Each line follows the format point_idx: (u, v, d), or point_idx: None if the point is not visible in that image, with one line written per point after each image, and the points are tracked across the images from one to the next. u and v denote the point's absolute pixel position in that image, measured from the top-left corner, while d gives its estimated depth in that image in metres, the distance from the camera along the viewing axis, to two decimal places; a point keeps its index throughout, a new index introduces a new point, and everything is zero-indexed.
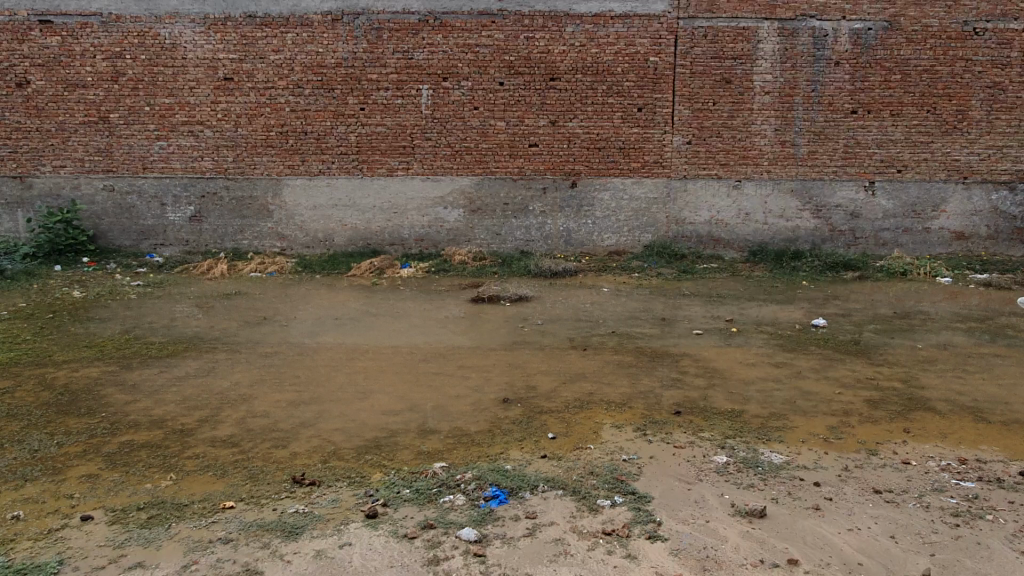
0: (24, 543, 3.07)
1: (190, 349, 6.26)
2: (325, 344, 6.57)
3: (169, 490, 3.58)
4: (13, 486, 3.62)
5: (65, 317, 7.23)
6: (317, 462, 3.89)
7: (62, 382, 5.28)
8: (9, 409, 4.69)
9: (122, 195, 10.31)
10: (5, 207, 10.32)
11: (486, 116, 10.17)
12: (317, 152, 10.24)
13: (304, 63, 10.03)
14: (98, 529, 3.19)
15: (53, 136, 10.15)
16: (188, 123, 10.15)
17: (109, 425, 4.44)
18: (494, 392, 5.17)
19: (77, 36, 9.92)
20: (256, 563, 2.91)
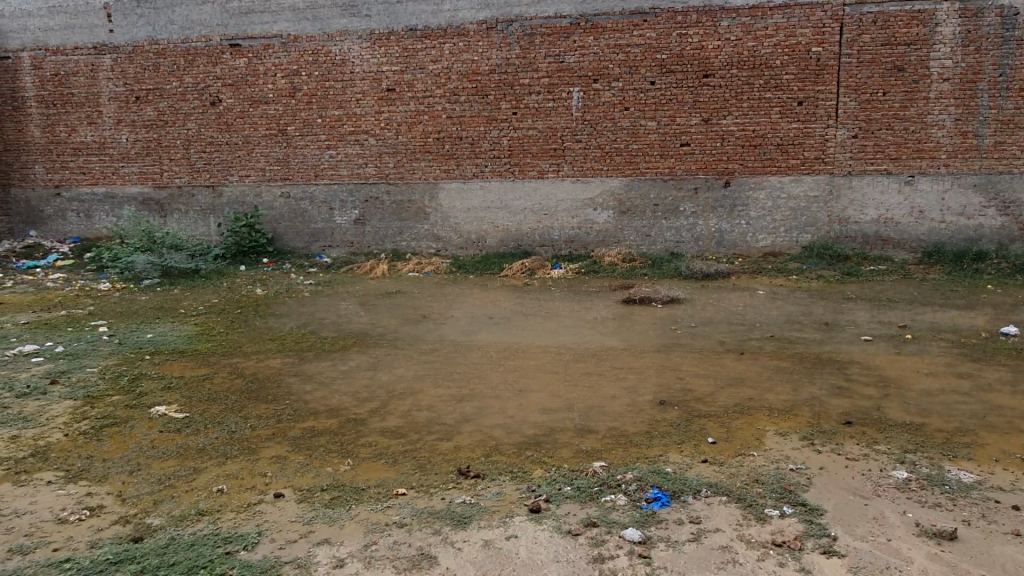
0: (229, 514, 3.43)
1: (359, 344, 6.69)
2: (480, 342, 6.79)
3: (347, 474, 3.86)
4: (217, 463, 4.04)
5: (250, 312, 7.96)
6: (480, 456, 4.04)
7: (252, 371, 5.83)
8: (210, 394, 5.23)
9: (297, 201, 11.19)
10: (199, 213, 11.52)
11: (637, 116, 10.08)
12: (471, 156, 10.59)
13: (460, 72, 10.42)
14: (290, 506, 3.49)
15: (239, 148, 11.20)
16: (354, 132, 10.85)
17: (293, 412, 4.86)
18: (649, 394, 5.13)
19: (262, 57, 10.89)
20: (429, 548, 3.07)
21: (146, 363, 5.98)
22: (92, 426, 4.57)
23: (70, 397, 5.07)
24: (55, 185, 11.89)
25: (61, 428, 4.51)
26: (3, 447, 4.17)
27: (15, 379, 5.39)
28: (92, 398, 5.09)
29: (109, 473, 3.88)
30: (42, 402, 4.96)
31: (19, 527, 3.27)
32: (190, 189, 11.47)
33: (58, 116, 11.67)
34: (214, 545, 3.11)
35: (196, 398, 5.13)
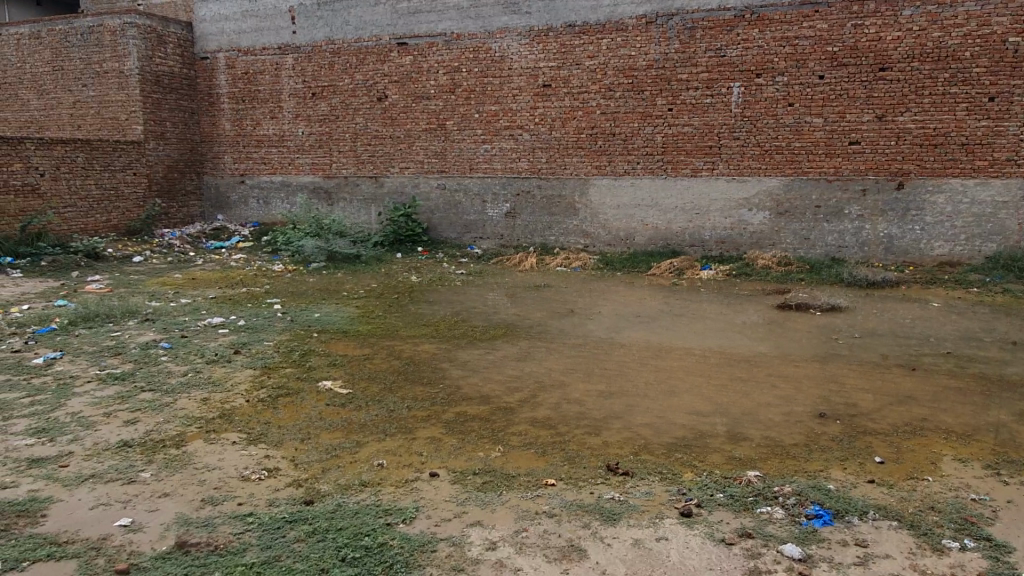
0: (389, 487, 3.63)
1: (508, 335, 6.84)
2: (628, 340, 6.74)
3: (498, 460, 3.97)
4: (377, 438, 4.29)
5: (405, 298, 8.36)
6: (629, 454, 4.02)
7: (408, 354, 6.12)
8: (370, 373, 5.56)
9: (452, 193, 11.59)
10: (362, 202, 12.22)
11: (802, 112, 9.56)
12: (624, 153, 10.51)
13: (616, 67, 10.35)
14: (444, 486, 3.64)
15: (401, 142, 11.77)
16: (509, 127, 11.08)
17: (447, 396, 5.06)
18: (807, 405, 4.88)
19: (426, 54, 11.37)
20: (579, 541, 3.10)
21: (315, 340, 6.44)
22: (269, 394, 4.99)
23: (251, 367, 5.56)
24: (239, 174, 13.06)
25: (244, 394, 4.96)
26: (196, 408, 4.65)
27: (205, 348, 5.99)
28: (269, 369, 5.55)
29: (284, 439, 4.22)
30: (228, 369, 5.47)
31: (210, 481, 3.63)
32: (355, 180, 12.19)
33: (245, 111, 12.80)
34: (376, 515, 3.30)
35: (358, 376, 5.47)
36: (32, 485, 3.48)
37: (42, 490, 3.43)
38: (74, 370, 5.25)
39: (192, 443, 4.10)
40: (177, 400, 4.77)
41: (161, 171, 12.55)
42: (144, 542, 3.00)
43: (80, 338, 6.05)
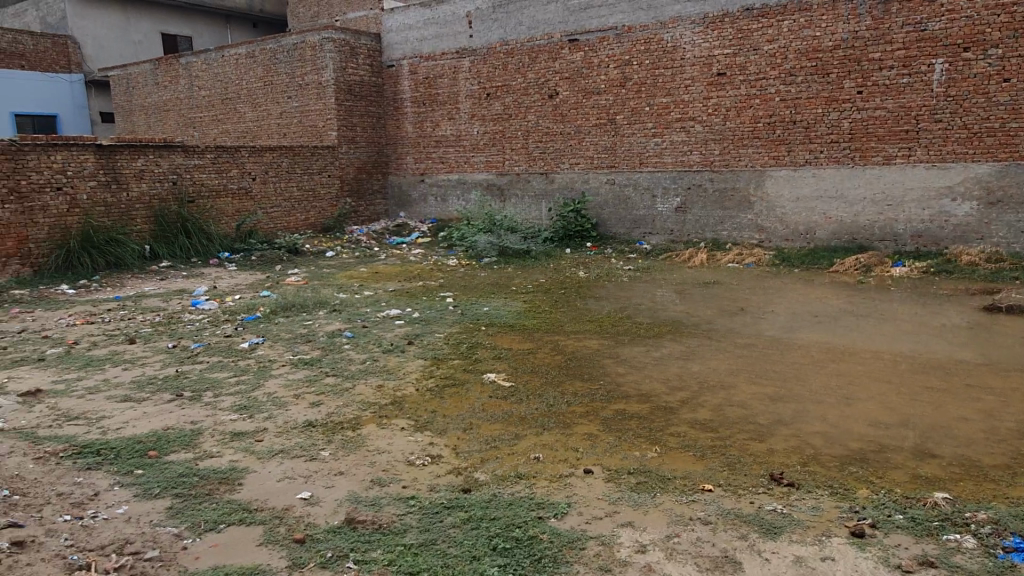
0: (543, 481, 3.69)
1: (673, 332, 6.67)
2: (803, 341, 6.31)
3: (654, 461, 3.89)
4: (535, 432, 4.37)
5: (572, 293, 8.42)
6: (795, 464, 3.78)
7: (570, 350, 6.17)
8: (532, 367, 5.68)
9: (621, 187, 11.48)
10: (533, 198, 12.46)
11: (1021, 88, 8.38)
12: (805, 141, 9.84)
13: (798, 49, 9.71)
14: (598, 483, 3.64)
15: (571, 138, 11.84)
16: (681, 119, 10.78)
17: (606, 393, 5.04)
18: (1013, 422, 4.30)
19: (597, 49, 11.35)
20: (734, 553, 2.96)
21: (483, 333, 6.68)
22: (437, 384, 5.25)
23: (422, 357, 5.88)
24: (420, 173, 13.82)
25: (414, 383, 5.26)
26: (372, 394, 5.00)
27: (383, 337, 6.41)
28: (438, 359, 5.84)
29: (448, 428, 4.42)
30: (402, 359, 5.82)
31: (379, 463, 3.89)
32: (527, 176, 12.45)
33: (426, 114, 13.50)
34: (529, 508, 3.36)
35: (521, 370, 5.60)
36: (232, 456, 3.91)
37: (240, 462, 3.85)
38: (272, 354, 5.83)
39: (367, 427, 4.42)
40: (356, 386, 5.15)
41: (352, 172, 13.59)
42: (320, 515, 3.28)
43: (279, 326, 6.73)
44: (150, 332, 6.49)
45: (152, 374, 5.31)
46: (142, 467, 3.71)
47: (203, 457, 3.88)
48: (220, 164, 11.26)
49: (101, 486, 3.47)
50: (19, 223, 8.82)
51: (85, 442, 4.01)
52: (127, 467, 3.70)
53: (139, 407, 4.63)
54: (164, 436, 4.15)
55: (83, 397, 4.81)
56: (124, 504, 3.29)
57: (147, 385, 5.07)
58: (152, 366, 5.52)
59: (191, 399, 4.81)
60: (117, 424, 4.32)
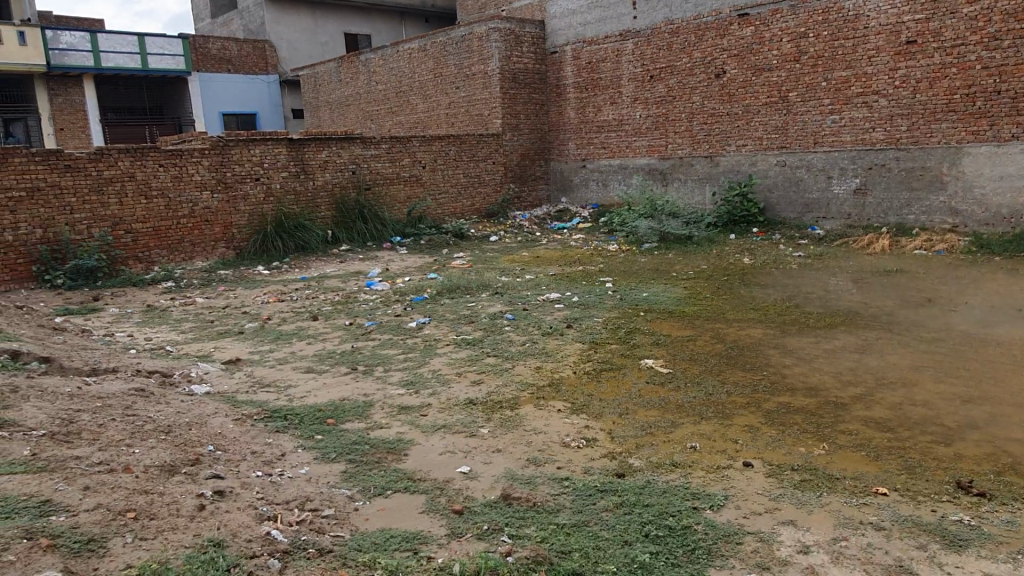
0: (700, 471, 3.60)
1: (847, 323, 6.22)
2: (1003, 338, 5.64)
3: (821, 459, 3.68)
4: (692, 420, 4.28)
5: (736, 280, 8.10)
6: (987, 472, 3.42)
7: (732, 338, 5.96)
8: (692, 354, 5.55)
9: (793, 169, 10.84)
10: (697, 181, 12.08)
11: None
12: (1011, 113, 8.70)
13: (1006, 10, 8.61)
14: (758, 477, 3.51)
15: (739, 118, 11.34)
16: (863, 94, 9.96)
17: (771, 384, 4.82)
18: None
19: (769, 23, 10.76)
20: (910, 563, 2.74)
21: (641, 319, 6.62)
22: (594, 367, 5.28)
23: (580, 340, 5.93)
24: (582, 159, 13.84)
25: (571, 365, 5.33)
26: (530, 374, 5.13)
27: (542, 320, 6.53)
28: (596, 343, 5.87)
29: (604, 412, 4.44)
30: (560, 342, 5.91)
31: (535, 443, 3.99)
32: (691, 160, 12.08)
33: (589, 99, 13.48)
34: (683, 497, 3.31)
35: (679, 357, 5.48)
36: (399, 428, 4.18)
37: (406, 434, 4.10)
38: (437, 334, 6.13)
39: (525, 407, 4.54)
40: (515, 367, 5.31)
41: (515, 159, 13.89)
42: (477, 489, 3.42)
43: (445, 306, 7.06)
44: (331, 310, 7.05)
45: (332, 349, 5.78)
46: (322, 433, 4.06)
47: (374, 428, 4.18)
48: (394, 154, 11.91)
49: (287, 448, 3.83)
50: (224, 210, 9.88)
51: (275, 407, 4.45)
52: (309, 432, 4.06)
53: (321, 378, 5.06)
54: (341, 406, 4.51)
55: (275, 366, 5.35)
56: (305, 465, 3.61)
57: (328, 359, 5.52)
58: (332, 341, 6.01)
59: (365, 373, 5.19)
60: (302, 393, 4.75)
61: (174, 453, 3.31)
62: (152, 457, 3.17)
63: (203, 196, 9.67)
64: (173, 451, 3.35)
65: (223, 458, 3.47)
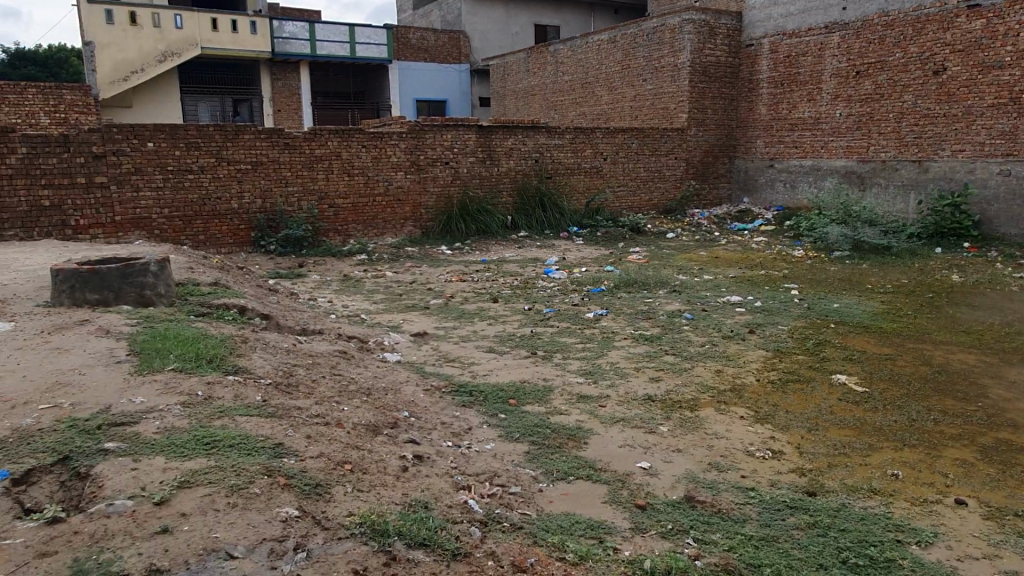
0: (903, 503, 3.32)
1: None
2: None
3: None
4: (892, 446, 3.95)
5: (944, 299, 7.36)
6: None
7: (940, 362, 5.42)
8: (891, 374, 5.12)
9: (1019, 180, 9.65)
10: (900, 188, 11.11)
11: None
12: None
13: None
14: (973, 518, 3.18)
15: (959, 120, 10.25)
16: None
17: (987, 417, 4.34)
18: None
19: (1005, 15, 9.62)
20: None
21: (832, 331, 6.20)
22: (780, 377, 5.02)
23: (764, 348, 5.66)
24: (770, 158, 13.19)
25: (755, 372, 5.11)
26: (711, 377, 4.97)
27: (723, 323, 6.31)
28: (781, 352, 5.58)
29: (791, 425, 4.22)
30: (742, 347, 5.68)
31: (717, 448, 3.86)
32: (896, 163, 11.13)
33: (784, 94, 12.78)
34: (885, 528, 3.06)
35: (877, 375, 5.09)
36: (579, 416, 4.20)
37: (586, 422, 4.11)
38: (615, 327, 6.10)
39: (705, 409, 4.41)
40: (695, 367, 5.16)
41: (699, 155, 13.51)
42: (659, 487, 3.36)
43: (622, 300, 7.00)
44: (510, 294, 7.23)
45: (512, 332, 5.93)
46: (505, 412, 4.16)
47: (554, 413, 4.21)
48: (577, 145, 11.97)
49: (473, 422, 3.95)
50: (415, 191, 10.43)
51: (460, 382, 4.64)
52: (493, 409, 4.17)
53: (501, 359, 5.21)
54: (522, 387, 4.60)
55: (459, 343, 5.59)
56: (491, 441, 3.70)
57: (508, 341, 5.67)
58: (511, 324, 6.16)
59: (544, 358, 5.26)
60: (484, 371, 4.92)
61: (376, 415, 3.55)
62: (359, 416, 3.42)
63: (397, 176, 10.26)
64: (375, 413, 3.59)
65: (417, 424, 3.67)
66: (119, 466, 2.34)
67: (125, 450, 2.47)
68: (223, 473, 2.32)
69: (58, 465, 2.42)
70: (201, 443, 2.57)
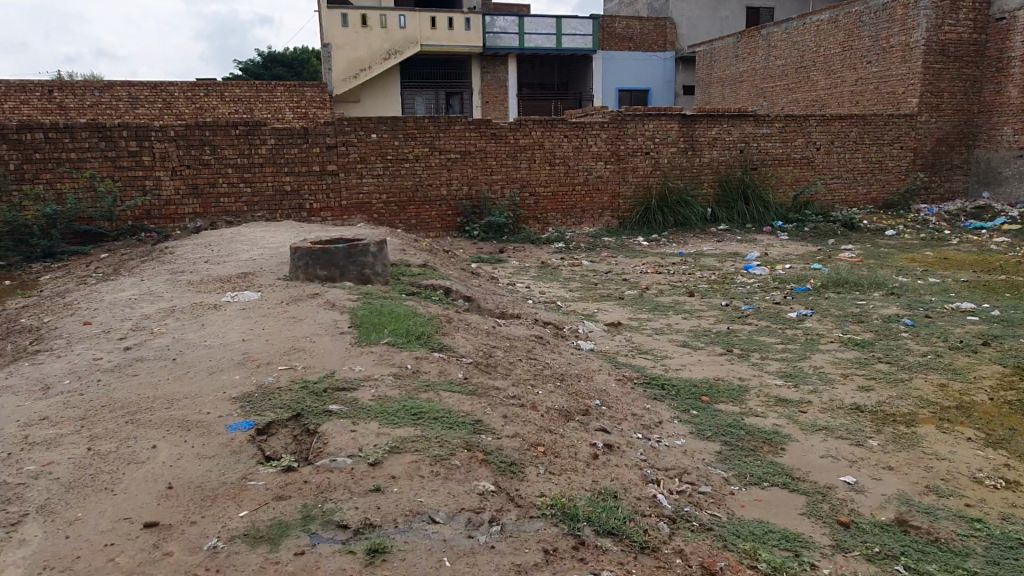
0: None
1: None
2: None
3: None
4: None
5: None
6: None
7: None
8: None
9: None
10: None
11: None
12: None
13: None
14: None
15: None
16: None
17: None
18: None
19: None
20: None
21: None
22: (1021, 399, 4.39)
23: (1002, 363, 4.98)
24: (1019, 147, 11.68)
25: (989, 391, 4.51)
26: (933, 392, 4.43)
27: (951, 332, 5.65)
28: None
29: None
30: (974, 361, 5.04)
31: (938, 471, 3.43)
32: None
33: None
34: None
35: None
36: (776, 420, 3.92)
37: (784, 427, 3.83)
38: (821, 328, 5.67)
39: (925, 427, 3.93)
40: (914, 379, 4.66)
41: (929, 144, 12.17)
42: (866, 505, 3.03)
43: (831, 301, 6.49)
44: (707, 289, 7.01)
45: (708, 327, 5.74)
46: (697, 409, 4.04)
47: (750, 414, 3.99)
48: (787, 134, 11.25)
49: (664, 416, 3.89)
50: (614, 180, 10.43)
51: (653, 375, 4.58)
52: (685, 405, 4.08)
53: (696, 354, 5.08)
54: (716, 385, 4.45)
55: (652, 336, 5.52)
56: (682, 437, 3.61)
57: (703, 337, 5.51)
58: (707, 320, 5.98)
59: (741, 356, 5.03)
60: (677, 365, 4.82)
61: (568, 400, 3.63)
62: (552, 401, 3.51)
63: (597, 166, 10.30)
64: (567, 399, 3.67)
65: (607, 414, 3.69)
66: (340, 427, 2.61)
67: (346, 413, 2.74)
68: (428, 443, 2.51)
69: (292, 420, 2.74)
70: (410, 413, 2.78)
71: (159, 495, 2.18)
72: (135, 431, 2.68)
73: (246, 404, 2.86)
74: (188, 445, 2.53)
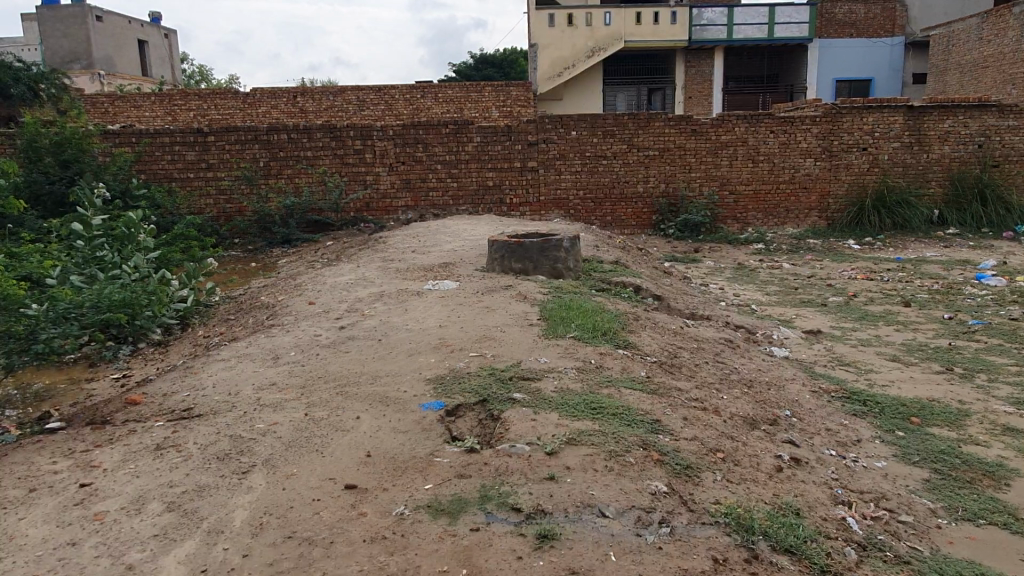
0: None
1: None
2: None
3: None
4: None
5: None
6: None
7: None
8: None
9: None
10: None
11: None
12: None
13: None
14: None
15: None
16: None
17: None
18: None
19: None
20: None
21: None
22: None
23: None
24: None
25: None
26: None
27: None
28: None
29: None
30: None
31: None
32: None
33: None
34: None
35: None
36: (1002, 451, 3.45)
37: (1010, 460, 3.36)
38: None
39: None
40: None
41: None
42: None
43: None
44: (926, 299, 6.33)
45: (924, 342, 5.20)
46: (904, 430, 3.69)
47: (968, 442, 3.56)
48: None
49: (864, 435, 3.60)
50: (824, 178, 9.73)
51: (855, 389, 4.24)
52: (889, 425, 3.74)
53: (907, 370, 4.62)
54: (929, 406, 4.02)
55: (857, 347, 5.11)
56: (882, 459, 3.33)
57: (917, 352, 4.99)
58: (925, 333, 5.41)
59: (963, 376, 4.50)
60: (883, 381, 4.42)
61: (755, 408, 3.49)
62: (737, 407, 3.39)
63: (806, 163, 9.68)
64: (754, 406, 3.52)
65: (798, 426, 3.49)
66: (522, 416, 2.71)
67: (528, 402, 2.85)
68: (605, 437, 2.54)
69: (478, 404, 2.89)
70: (590, 407, 2.83)
71: (360, 461, 2.42)
72: (343, 403, 2.99)
73: (438, 386, 3.08)
74: (387, 419, 2.78)
